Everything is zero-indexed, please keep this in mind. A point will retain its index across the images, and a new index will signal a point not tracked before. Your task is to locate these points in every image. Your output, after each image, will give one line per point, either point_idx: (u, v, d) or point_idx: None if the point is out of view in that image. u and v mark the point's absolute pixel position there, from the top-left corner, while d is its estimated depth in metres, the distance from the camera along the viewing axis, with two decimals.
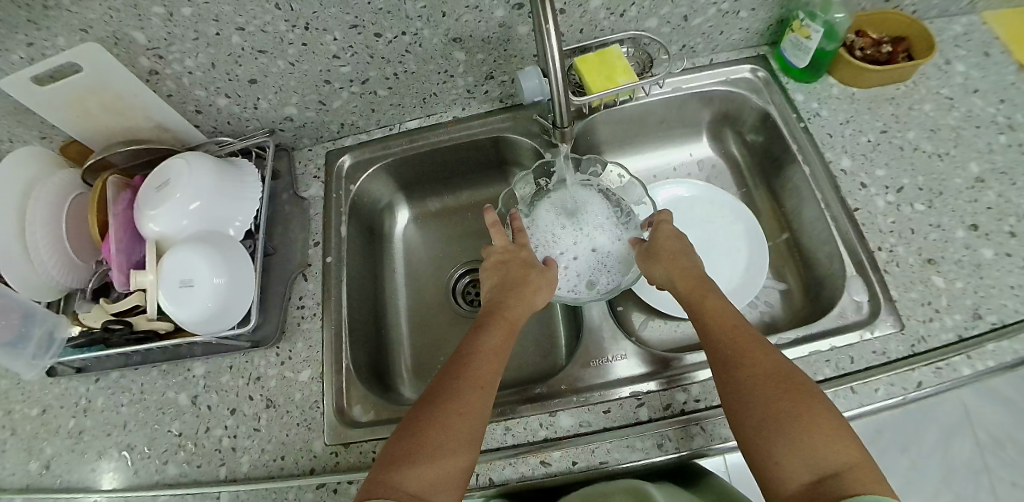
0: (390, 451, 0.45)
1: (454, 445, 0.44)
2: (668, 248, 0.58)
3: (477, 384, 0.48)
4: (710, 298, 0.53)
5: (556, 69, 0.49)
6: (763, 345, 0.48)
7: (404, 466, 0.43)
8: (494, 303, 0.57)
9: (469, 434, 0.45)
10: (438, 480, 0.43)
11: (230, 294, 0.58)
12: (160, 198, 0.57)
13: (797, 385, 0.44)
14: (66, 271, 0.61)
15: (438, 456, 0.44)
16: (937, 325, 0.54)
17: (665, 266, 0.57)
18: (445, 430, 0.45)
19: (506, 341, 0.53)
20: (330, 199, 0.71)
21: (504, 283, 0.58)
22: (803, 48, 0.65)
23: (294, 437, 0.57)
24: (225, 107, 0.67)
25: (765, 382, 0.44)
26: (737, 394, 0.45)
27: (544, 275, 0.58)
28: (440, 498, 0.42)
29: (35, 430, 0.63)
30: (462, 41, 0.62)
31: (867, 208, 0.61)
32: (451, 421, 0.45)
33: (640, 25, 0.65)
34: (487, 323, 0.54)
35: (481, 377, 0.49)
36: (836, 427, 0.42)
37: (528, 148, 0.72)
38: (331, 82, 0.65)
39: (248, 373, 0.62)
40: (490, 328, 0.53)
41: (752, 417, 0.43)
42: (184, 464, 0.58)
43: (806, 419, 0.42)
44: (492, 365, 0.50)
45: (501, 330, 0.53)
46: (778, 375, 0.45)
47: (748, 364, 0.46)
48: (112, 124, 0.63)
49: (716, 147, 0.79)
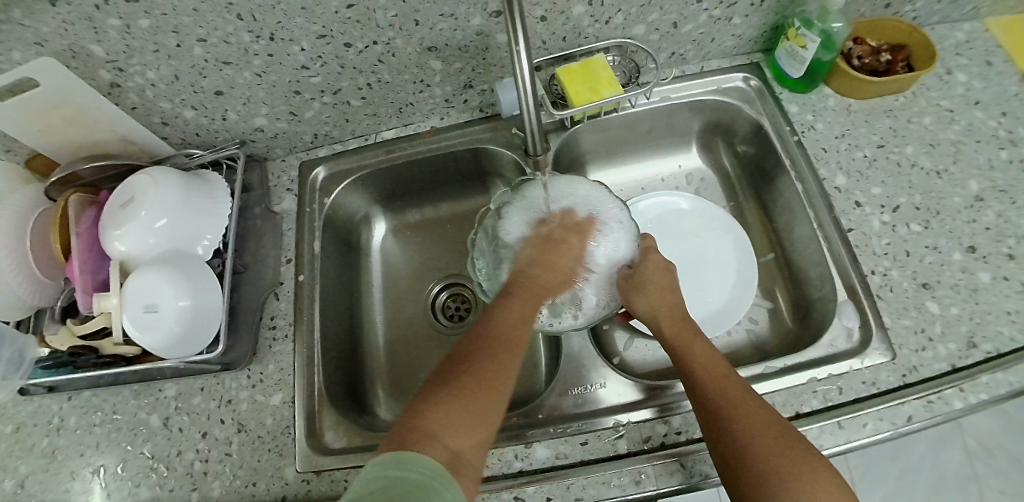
0: (405, 416, 0.40)
1: (484, 400, 0.41)
2: (655, 281, 0.56)
3: (509, 343, 0.46)
4: (697, 342, 0.51)
5: (525, 85, 0.48)
6: (749, 393, 0.46)
7: (436, 415, 0.39)
8: (525, 271, 0.54)
9: (500, 390, 0.43)
10: (470, 429, 0.40)
11: (197, 317, 0.56)
12: (125, 216, 0.56)
13: (792, 437, 0.43)
14: (33, 290, 0.59)
15: (471, 409, 0.40)
16: (930, 355, 0.52)
17: (650, 301, 0.55)
18: (476, 385, 0.42)
19: (535, 306, 0.51)
20: (303, 212, 0.69)
21: (541, 248, 0.55)
22: (798, 59, 0.62)
23: (266, 463, 0.57)
24: (193, 119, 0.63)
25: (761, 435, 0.43)
26: (733, 447, 0.43)
27: (564, 252, 0.55)
28: (466, 451, 0.39)
29: (8, 447, 0.64)
30: (438, 49, 0.59)
31: (861, 228, 0.58)
32: (484, 376, 0.42)
33: (627, 32, 0.62)
34: (514, 290, 0.51)
35: (514, 337, 0.46)
36: (833, 487, 0.40)
37: (509, 159, 0.69)
38: (302, 92, 0.62)
39: (220, 395, 0.61)
40: (516, 295, 0.51)
41: (754, 473, 0.41)
42: (156, 488, 0.58)
43: (807, 478, 0.40)
44: (523, 327, 0.47)
45: (529, 296, 0.51)
46: (769, 426, 0.43)
47: (740, 416, 0.44)
48: (77, 137, 0.60)
49: (706, 158, 0.76)
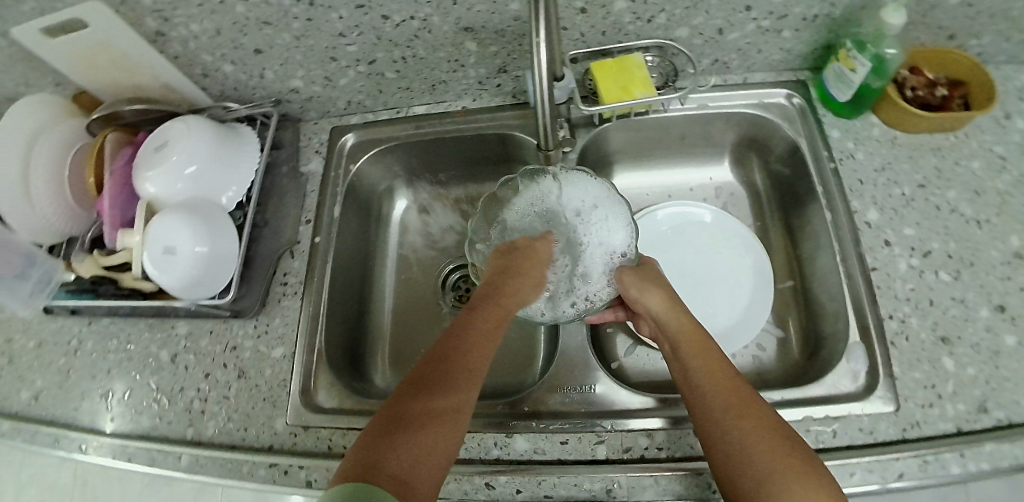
0: (362, 440, 0.40)
1: (438, 426, 0.41)
2: (662, 283, 0.55)
3: (467, 368, 0.45)
4: (705, 345, 0.50)
5: (540, 78, 0.44)
6: (747, 393, 0.45)
7: (391, 442, 0.39)
8: (491, 287, 0.54)
9: (455, 416, 0.42)
10: (422, 460, 0.39)
11: (212, 264, 0.58)
12: (158, 160, 0.58)
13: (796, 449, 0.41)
14: (66, 218, 0.62)
15: (424, 435, 0.40)
16: (937, 412, 0.49)
17: (659, 297, 0.54)
18: (430, 411, 0.41)
19: (497, 328, 0.50)
20: (329, 176, 0.70)
21: (505, 269, 0.56)
22: (846, 82, 0.59)
23: (259, 412, 0.59)
24: (232, 74, 0.65)
25: (763, 445, 0.41)
26: (736, 457, 0.41)
27: (530, 267, 0.56)
28: (418, 483, 0.38)
29: (30, 361, 0.68)
30: (474, 31, 0.59)
31: (886, 269, 0.56)
32: (439, 403, 0.42)
33: (669, 33, 0.60)
34: (479, 309, 0.51)
35: (472, 362, 0.46)
36: (829, 491, 0.38)
37: (535, 148, 0.69)
38: (337, 59, 0.63)
39: (226, 340, 0.63)
40: (479, 315, 0.50)
41: (754, 484, 0.39)
42: (157, 419, 0.61)
43: (801, 479, 0.39)
44: (482, 352, 0.47)
45: (490, 316, 0.51)
46: (764, 427, 0.42)
47: (735, 417, 0.43)
48: (119, 78, 0.63)
49: (738, 174, 0.74)
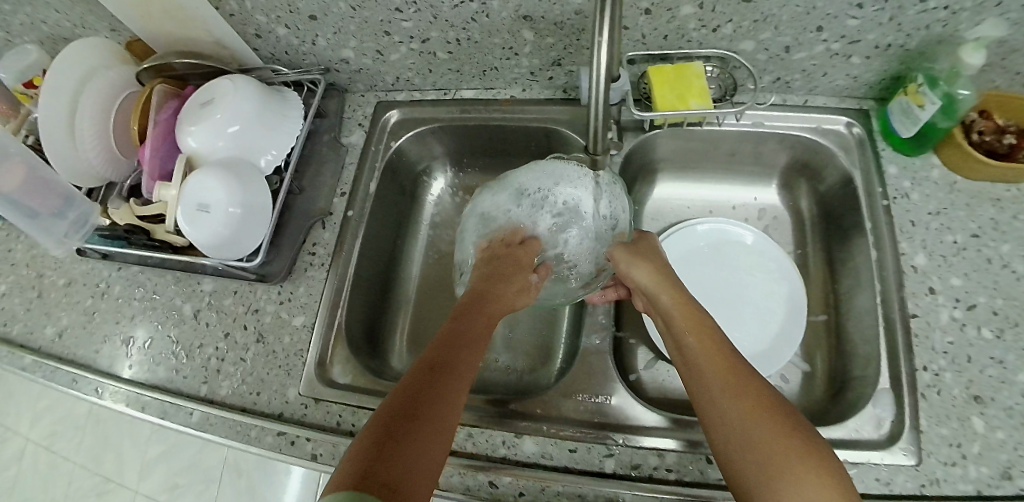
0: (355, 453, 0.37)
1: (430, 431, 0.38)
2: (645, 255, 0.56)
3: (455, 371, 0.43)
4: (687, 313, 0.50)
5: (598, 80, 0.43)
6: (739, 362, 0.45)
7: (387, 453, 0.36)
8: (479, 291, 0.53)
9: (444, 420, 0.40)
10: (413, 467, 0.36)
11: (243, 225, 0.58)
12: (202, 116, 0.59)
13: (773, 411, 0.41)
14: (107, 163, 0.64)
15: (414, 441, 0.37)
16: (958, 472, 0.48)
17: (648, 271, 0.54)
18: (420, 416, 0.39)
19: (485, 331, 0.49)
20: (367, 150, 0.70)
21: (490, 274, 0.55)
22: (912, 118, 0.57)
23: (273, 378, 0.59)
24: (284, 38, 0.64)
25: (741, 412, 0.41)
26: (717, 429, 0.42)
27: (516, 271, 0.56)
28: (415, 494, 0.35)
29: (59, 298, 0.70)
30: (533, 20, 0.57)
31: (926, 317, 0.54)
32: (429, 409, 0.40)
33: (733, 45, 0.58)
34: (467, 312, 0.50)
35: (461, 366, 0.44)
36: (807, 447, 0.38)
37: (581, 148, 0.67)
38: (391, 34, 0.62)
39: (249, 302, 0.64)
40: (467, 319, 0.49)
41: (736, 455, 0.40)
42: (173, 371, 0.62)
43: (782, 440, 0.39)
44: (470, 355, 0.46)
45: (480, 320, 0.50)
46: (757, 397, 0.42)
47: (728, 387, 0.42)
48: (171, 30, 0.63)
49: (786, 198, 0.71)
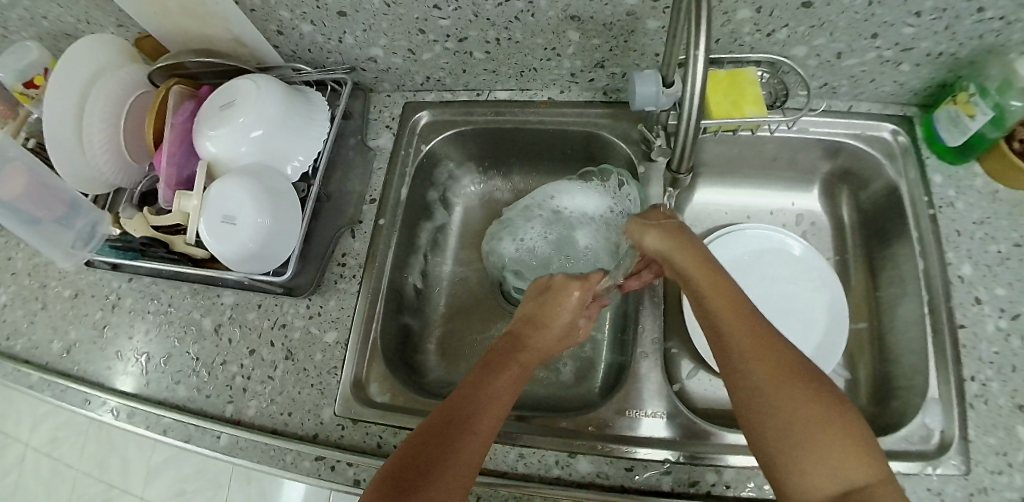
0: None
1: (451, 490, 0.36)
2: (657, 220, 0.53)
3: (481, 427, 0.40)
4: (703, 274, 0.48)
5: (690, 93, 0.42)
6: (765, 326, 0.43)
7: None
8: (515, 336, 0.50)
9: (465, 477, 0.37)
10: None
11: (273, 237, 0.54)
12: (223, 119, 0.54)
13: (797, 374, 0.39)
14: (116, 169, 0.59)
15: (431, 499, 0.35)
16: (1006, 481, 0.48)
17: (659, 235, 0.52)
18: (437, 470, 0.37)
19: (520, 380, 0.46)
20: (397, 154, 0.67)
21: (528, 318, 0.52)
22: (960, 127, 0.56)
23: (305, 397, 0.57)
24: (309, 35, 0.60)
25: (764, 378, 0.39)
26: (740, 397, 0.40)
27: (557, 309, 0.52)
28: None
29: (65, 310, 0.66)
30: (581, 20, 0.54)
31: (973, 327, 0.54)
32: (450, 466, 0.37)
33: (784, 50, 0.57)
34: (502, 361, 0.47)
35: (485, 419, 0.41)
36: (830, 407, 0.37)
37: (623, 154, 0.65)
38: (425, 32, 0.58)
39: (275, 316, 0.61)
40: (501, 368, 0.46)
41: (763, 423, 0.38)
42: (195, 390, 0.58)
43: (806, 403, 0.37)
44: (500, 408, 0.42)
45: (516, 370, 0.46)
46: (783, 362, 0.40)
47: (755, 354, 0.40)
48: (188, 27, 0.58)
49: (823, 204, 0.71)
